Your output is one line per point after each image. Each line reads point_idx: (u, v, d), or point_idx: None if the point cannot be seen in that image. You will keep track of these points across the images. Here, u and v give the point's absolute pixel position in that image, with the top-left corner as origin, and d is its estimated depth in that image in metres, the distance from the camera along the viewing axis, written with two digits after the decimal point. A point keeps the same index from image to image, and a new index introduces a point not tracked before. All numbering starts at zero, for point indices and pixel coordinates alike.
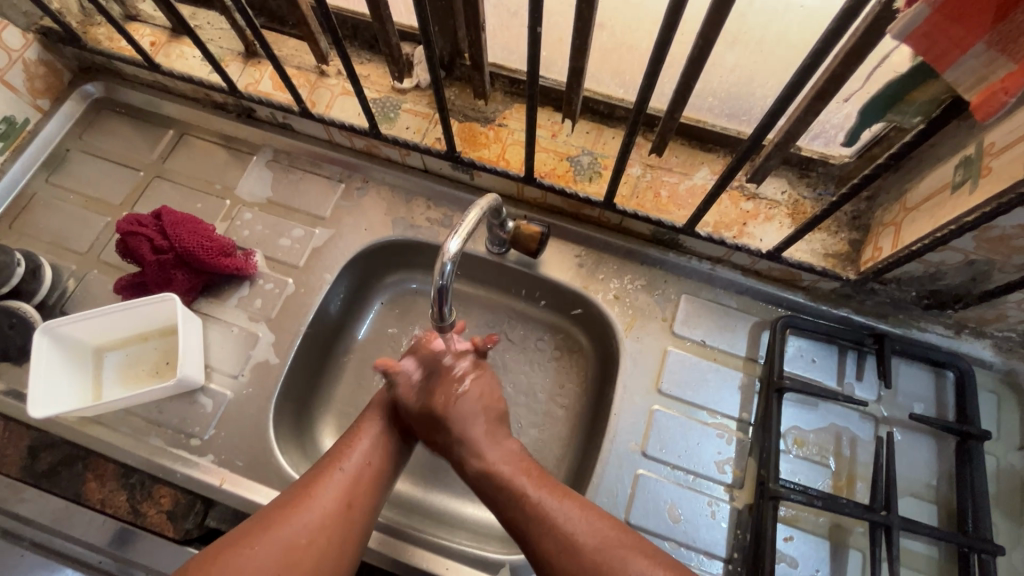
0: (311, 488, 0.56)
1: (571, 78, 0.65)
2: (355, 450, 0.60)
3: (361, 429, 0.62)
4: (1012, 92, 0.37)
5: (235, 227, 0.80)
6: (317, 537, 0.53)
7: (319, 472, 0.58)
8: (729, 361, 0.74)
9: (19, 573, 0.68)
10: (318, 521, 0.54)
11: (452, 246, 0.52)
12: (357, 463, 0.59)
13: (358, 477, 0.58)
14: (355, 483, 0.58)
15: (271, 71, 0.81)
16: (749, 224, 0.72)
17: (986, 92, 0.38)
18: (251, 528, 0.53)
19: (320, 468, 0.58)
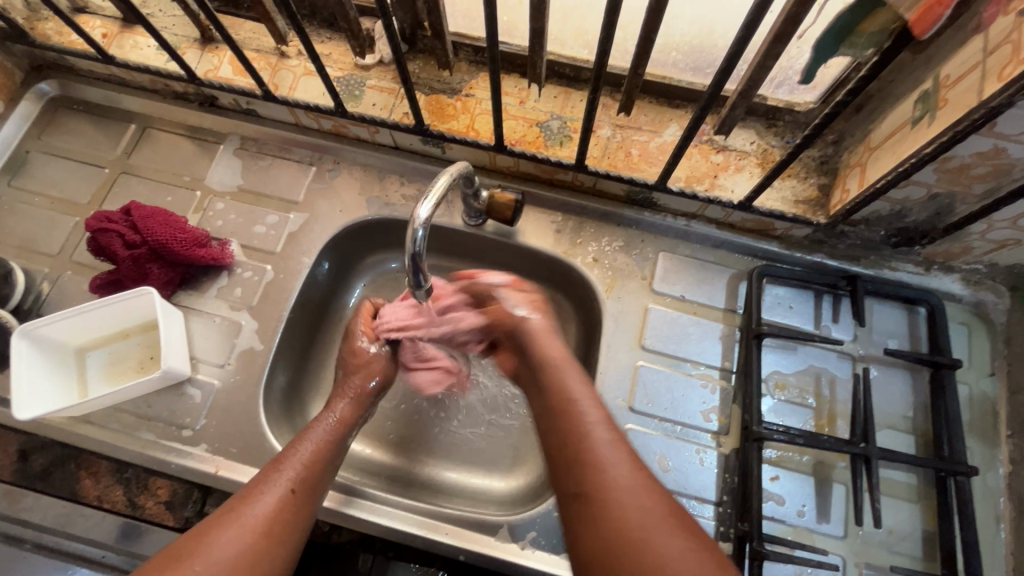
0: (258, 487, 0.55)
1: (533, 40, 0.64)
2: (313, 435, 0.62)
3: (306, 432, 0.62)
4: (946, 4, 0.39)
5: (207, 218, 0.79)
6: (275, 531, 0.52)
7: (266, 473, 0.57)
8: (709, 313, 0.75)
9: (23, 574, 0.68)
10: (277, 513, 0.53)
11: (422, 212, 0.53)
12: (311, 451, 0.60)
13: (315, 471, 0.59)
14: (311, 478, 0.58)
15: (229, 56, 0.80)
16: (720, 176, 0.73)
17: (923, 8, 0.40)
18: (210, 520, 0.51)
19: (267, 469, 0.57)
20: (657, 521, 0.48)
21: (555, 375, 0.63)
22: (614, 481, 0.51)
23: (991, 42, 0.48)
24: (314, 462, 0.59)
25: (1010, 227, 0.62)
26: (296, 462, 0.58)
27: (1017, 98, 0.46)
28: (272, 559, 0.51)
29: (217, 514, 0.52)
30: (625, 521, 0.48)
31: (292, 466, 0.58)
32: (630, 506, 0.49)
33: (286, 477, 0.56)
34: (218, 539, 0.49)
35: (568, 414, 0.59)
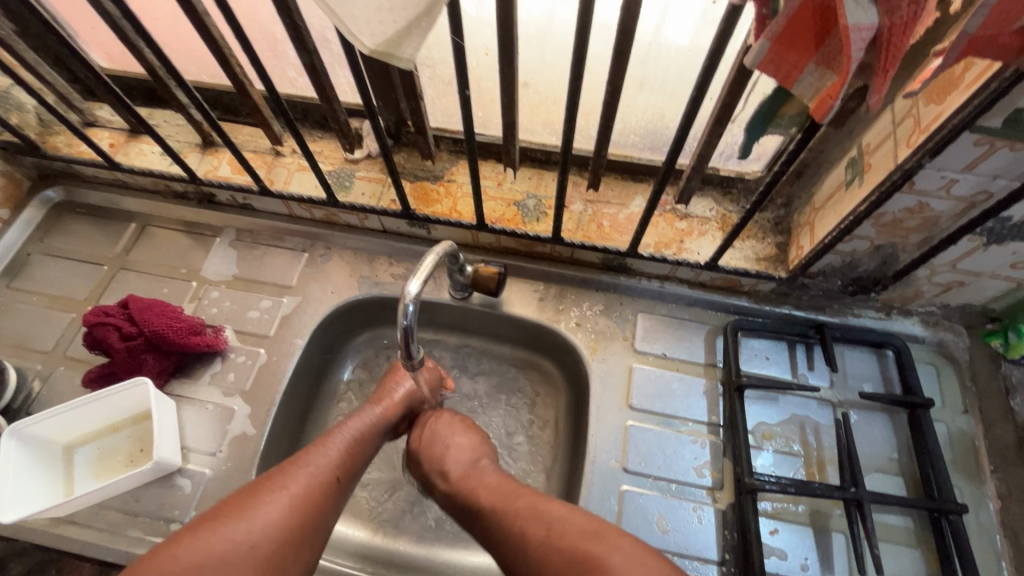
0: (288, 471, 0.54)
1: (507, 132, 0.72)
2: (349, 428, 0.62)
3: (344, 427, 0.62)
4: (836, 95, 0.38)
5: (202, 306, 0.82)
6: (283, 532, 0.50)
7: (297, 457, 0.56)
8: (690, 369, 0.78)
9: None
10: (310, 494, 0.53)
11: (412, 288, 0.56)
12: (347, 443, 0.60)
13: (347, 462, 0.58)
14: (345, 470, 0.58)
15: (228, 157, 0.86)
16: (686, 241, 0.79)
17: (820, 99, 0.40)
18: (245, 496, 0.51)
19: (301, 454, 0.57)
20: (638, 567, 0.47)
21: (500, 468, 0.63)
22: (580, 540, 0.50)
23: (897, 117, 0.56)
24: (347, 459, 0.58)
25: (951, 270, 0.68)
26: (333, 456, 0.58)
27: (925, 161, 0.53)
28: (280, 547, 0.49)
29: (249, 490, 0.52)
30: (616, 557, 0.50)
31: (326, 458, 0.57)
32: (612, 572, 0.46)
33: (318, 467, 0.56)
34: (249, 514, 0.50)
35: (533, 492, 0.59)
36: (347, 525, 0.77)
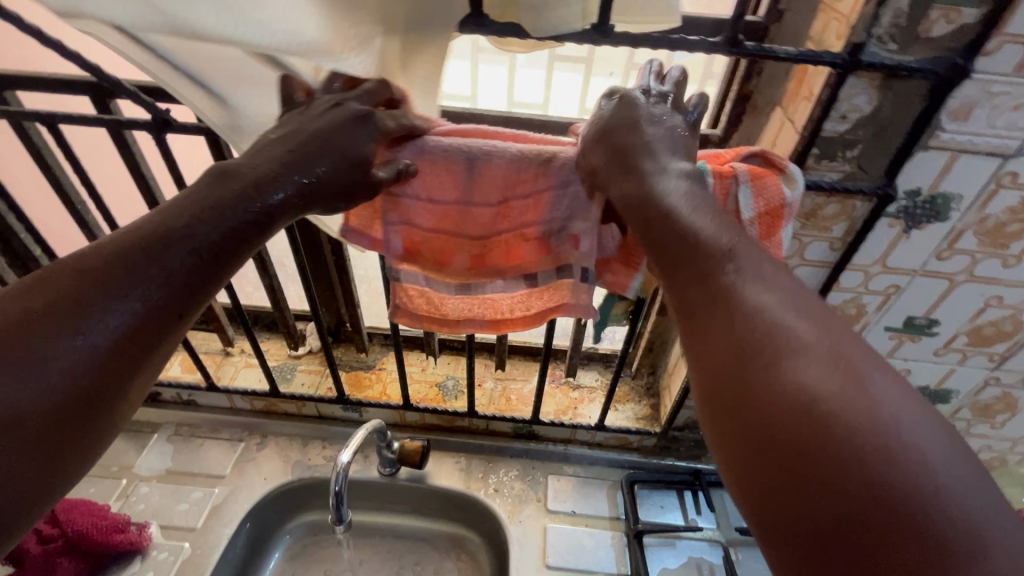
0: (118, 275, 0.36)
1: (426, 327, 0.91)
2: (216, 190, 0.41)
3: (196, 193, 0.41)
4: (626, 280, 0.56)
5: (129, 503, 0.85)
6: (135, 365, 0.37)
7: (127, 254, 0.37)
8: (598, 523, 0.88)
9: None
10: (180, 284, 0.38)
11: (344, 457, 0.65)
12: (216, 215, 0.40)
13: (233, 242, 0.41)
14: (193, 285, 0.39)
15: (180, 358, 0.98)
16: (579, 406, 0.96)
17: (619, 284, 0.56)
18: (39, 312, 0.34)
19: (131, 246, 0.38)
20: (849, 392, 0.31)
21: (652, 215, 0.43)
22: (763, 341, 0.34)
23: None
24: (206, 226, 0.40)
25: None
26: (185, 238, 0.39)
27: None
28: (132, 380, 0.37)
29: (49, 308, 0.34)
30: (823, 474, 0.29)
31: (183, 246, 0.39)
32: (816, 429, 0.30)
33: (166, 258, 0.38)
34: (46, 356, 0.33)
35: (717, 348, 0.36)
36: None
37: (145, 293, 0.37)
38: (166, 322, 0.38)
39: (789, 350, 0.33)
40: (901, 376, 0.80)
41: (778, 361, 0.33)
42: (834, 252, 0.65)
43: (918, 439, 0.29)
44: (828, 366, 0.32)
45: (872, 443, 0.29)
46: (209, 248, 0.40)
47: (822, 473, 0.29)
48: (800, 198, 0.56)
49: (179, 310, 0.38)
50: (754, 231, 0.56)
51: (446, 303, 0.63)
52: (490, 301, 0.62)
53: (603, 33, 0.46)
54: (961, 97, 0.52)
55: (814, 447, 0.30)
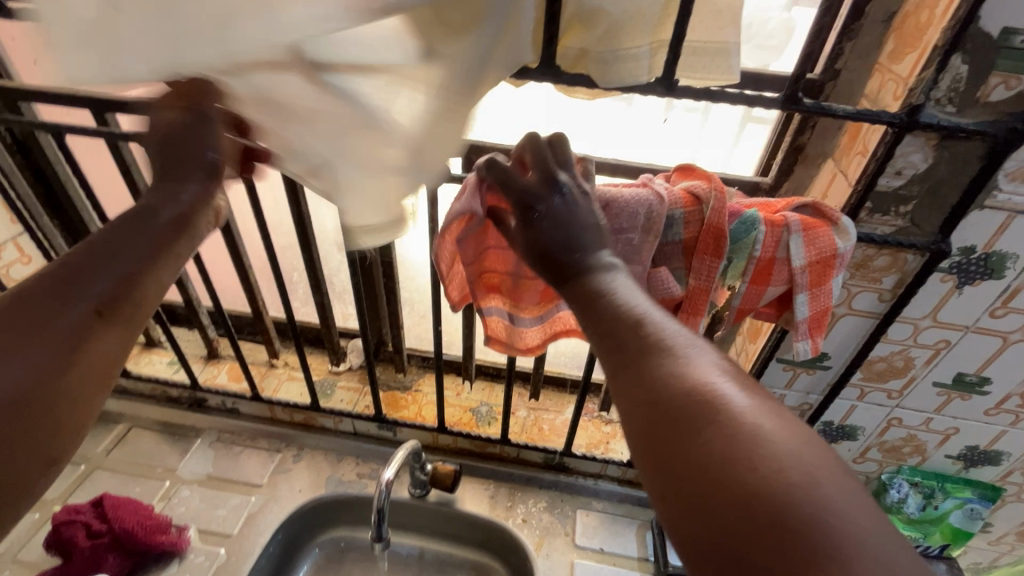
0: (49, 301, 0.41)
1: (466, 352, 0.93)
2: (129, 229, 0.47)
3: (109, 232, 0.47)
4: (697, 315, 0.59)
5: (171, 505, 0.88)
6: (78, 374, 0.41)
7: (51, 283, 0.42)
8: (626, 562, 0.87)
9: None
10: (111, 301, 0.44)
11: (387, 474, 0.67)
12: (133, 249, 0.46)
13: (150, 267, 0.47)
14: (127, 302, 0.45)
15: (228, 367, 1.02)
16: (611, 441, 0.96)
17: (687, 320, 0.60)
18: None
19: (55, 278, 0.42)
20: (744, 451, 0.32)
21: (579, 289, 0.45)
22: (668, 408, 0.35)
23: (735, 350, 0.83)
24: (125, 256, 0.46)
25: None
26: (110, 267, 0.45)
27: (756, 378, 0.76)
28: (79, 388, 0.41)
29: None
30: (723, 501, 0.30)
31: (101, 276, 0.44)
32: (725, 497, 0.31)
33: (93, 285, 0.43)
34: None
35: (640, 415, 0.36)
36: None
37: (76, 321, 0.42)
38: (91, 338, 0.42)
39: (693, 417, 0.34)
40: (948, 433, 0.78)
41: (688, 429, 0.34)
42: (882, 303, 0.65)
43: (804, 475, 0.31)
44: (728, 406, 0.34)
45: (780, 498, 0.30)
46: (133, 275, 0.46)
47: (716, 488, 0.31)
48: (851, 249, 0.57)
49: (114, 322, 0.44)
50: (805, 279, 0.57)
51: (523, 339, 0.65)
52: (562, 326, 0.64)
53: (670, 87, 0.50)
54: (1019, 160, 0.52)
55: (727, 514, 0.30)
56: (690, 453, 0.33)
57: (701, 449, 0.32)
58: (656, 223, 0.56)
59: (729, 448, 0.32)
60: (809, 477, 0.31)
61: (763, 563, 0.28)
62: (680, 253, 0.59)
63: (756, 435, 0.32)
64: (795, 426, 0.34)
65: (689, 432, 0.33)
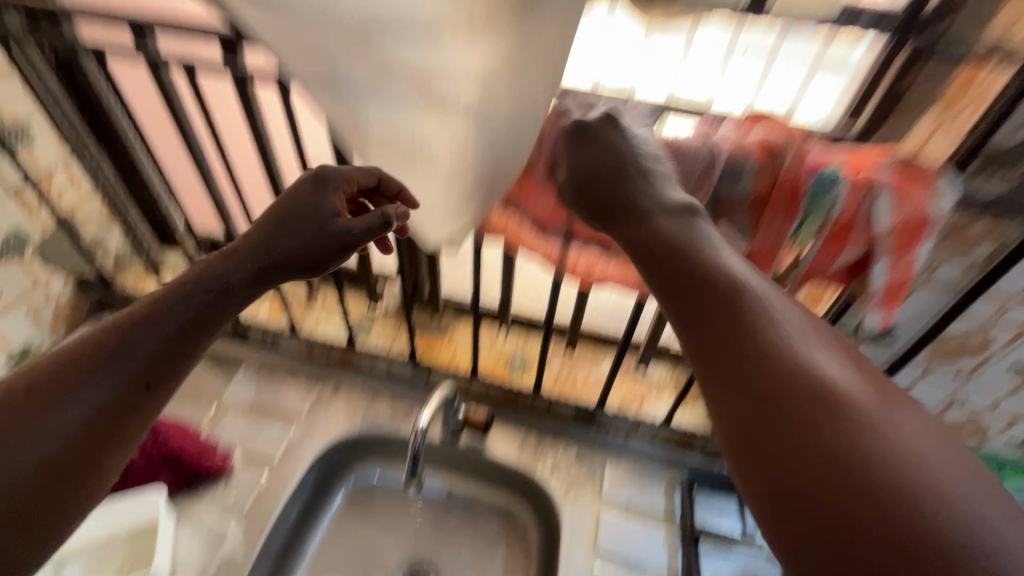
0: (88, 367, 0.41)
1: (503, 302, 0.91)
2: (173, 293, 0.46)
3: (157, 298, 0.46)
4: None
5: (216, 430, 0.92)
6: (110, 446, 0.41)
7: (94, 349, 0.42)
8: (652, 519, 0.88)
9: None
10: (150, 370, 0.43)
11: (422, 419, 0.67)
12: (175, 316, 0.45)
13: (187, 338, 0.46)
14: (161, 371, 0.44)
15: (269, 302, 1.05)
16: (644, 400, 0.96)
17: None
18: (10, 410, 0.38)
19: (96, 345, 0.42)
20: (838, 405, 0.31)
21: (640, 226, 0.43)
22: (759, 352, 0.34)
23: None
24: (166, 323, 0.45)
25: None
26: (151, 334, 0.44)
27: None
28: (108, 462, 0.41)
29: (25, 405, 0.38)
30: (813, 452, 0.30)
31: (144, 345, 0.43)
32: (821, 445, 0.30)
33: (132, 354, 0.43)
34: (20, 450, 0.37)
35: (722, 357, 0.35)
36: None
37: (111, 391, 0.41)
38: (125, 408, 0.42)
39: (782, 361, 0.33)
40: (1016, 419, 0.73)
41: (779, 375, 0.33)
42: (971, 274, 0.59)
43: (901, 438, 0.30)
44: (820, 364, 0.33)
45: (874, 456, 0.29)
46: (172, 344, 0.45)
47: (810, 440, 0.30)
48: (945, 213, 0.51)
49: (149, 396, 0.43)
50: (886, 245, 0.51)
51: (601, 276, 0.67)
52: None
53: None
54: None
55: (820, 464, 0.30)
56: (774, 395, 0.32)
57: (789, 391, 0.32)
58: (710, 176, 0.51)
59: (821, 399, 0.32)
60: (924, 451, 0.30)
61: (855, 515, 0.28)
62: (747, 208, 0.54)
63: (870, 413, 0.31)
64: (885, 393, 0.34)
65: (775, 378, 0.33)
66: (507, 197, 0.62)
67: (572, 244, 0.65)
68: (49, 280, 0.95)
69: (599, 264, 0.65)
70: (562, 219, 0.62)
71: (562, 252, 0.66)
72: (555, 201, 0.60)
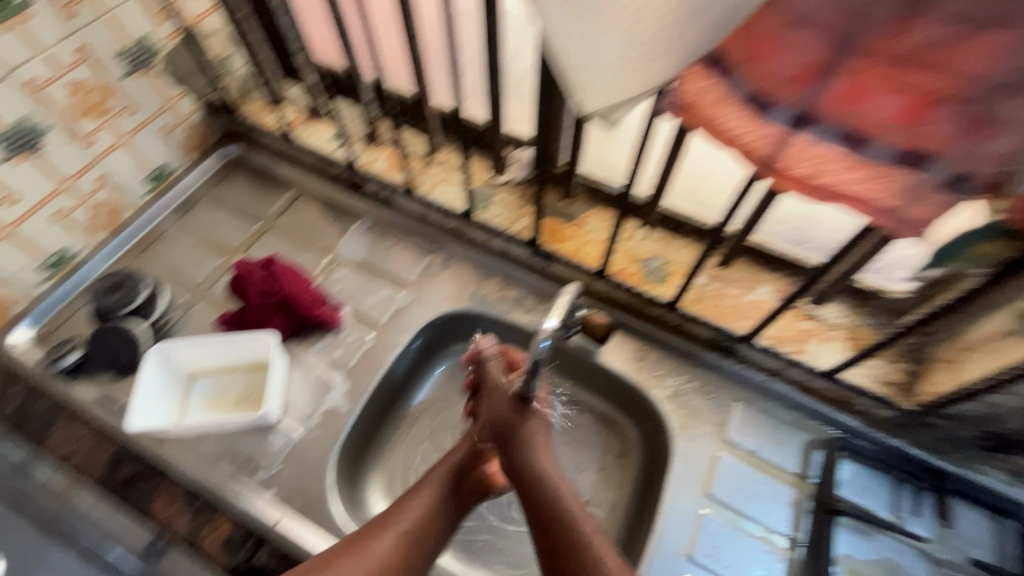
0: None
1: (655, 193, 0.74)
2: None
3: None
4: None
5: (329, 281, 0.90)
6: None
7: None
8: (781, 474, 0.75)
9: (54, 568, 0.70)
10: None
11: (549, 324, 0.56)
12: None
13: None
14: None
15: (387, 154, 0.95)
16: (807, 342, 0.79)
17: None
18: None
19: None
20: None
21: None
22: None
23: None
24: None
25: None
26: None
27: None
28: None
29: None
30: None
31: None
32: None
33: None
34: None
35: None
36: None
37: None
38: None
39: None
40: None
41: None
42: None
43: None
44: None
45: None
46: None
47: None
48: None
49: None
50: None
51: (831, 187, 0.46)
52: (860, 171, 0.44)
53: None
54: None
55: None
56: None
57: None
58: None
59: None
60: None
61: None
62: None
63: None
64: None
65: None
66: (714, 56, 0.43)
67: (798, 136, 0.44)
68: (181, 99, 0.91)
69: (837, 161, 0.44)
70: (803, 95, 0.41)
71: (774, 146, 0.46)
72: (793, 67, 0.40)
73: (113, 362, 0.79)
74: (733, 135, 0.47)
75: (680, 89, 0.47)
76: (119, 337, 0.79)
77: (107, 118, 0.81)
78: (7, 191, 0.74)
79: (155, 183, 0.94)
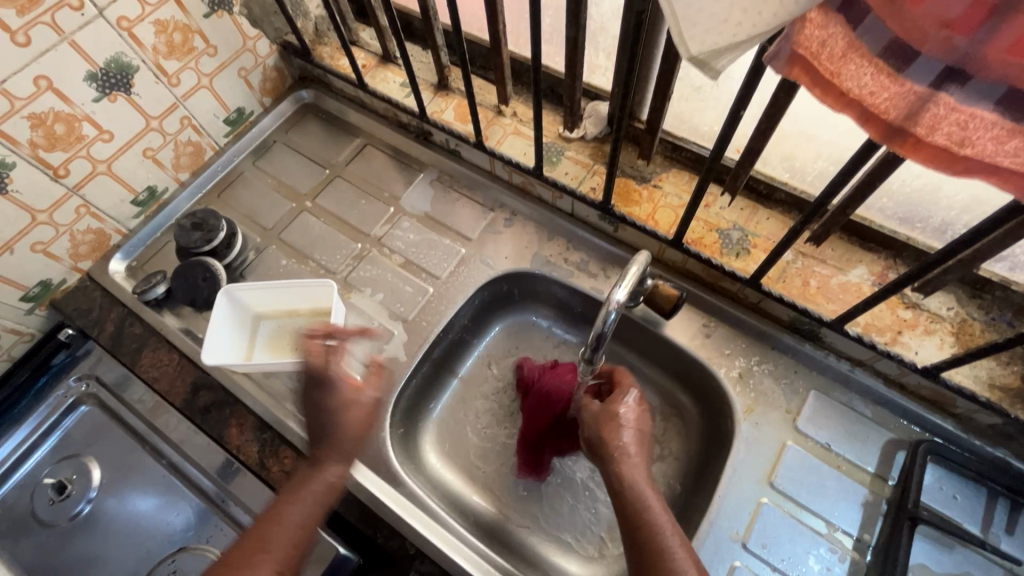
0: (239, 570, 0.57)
1: (745, 156, 0.67)
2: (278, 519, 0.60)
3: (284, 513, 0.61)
4: None
5: (393, 233, 0.90)
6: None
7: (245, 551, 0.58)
8: (855, 472, 0.70)
9: (145, 477, 0.78)
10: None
11: (618, 296, 0.55)
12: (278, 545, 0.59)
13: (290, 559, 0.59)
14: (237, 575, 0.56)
15: (456, 104, 0.91)
16: (904, 333, 0.69)
17: None
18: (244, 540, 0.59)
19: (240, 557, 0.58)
20: None
21: None
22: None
23: None
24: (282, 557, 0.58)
25: None
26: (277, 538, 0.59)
27: None
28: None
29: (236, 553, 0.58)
30: None
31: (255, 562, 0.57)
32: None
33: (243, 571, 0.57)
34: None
35: None
36: (450, 469, 0.82)
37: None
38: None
39: None
40: None
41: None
42: None
43: None
44: None
45: None
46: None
47: None
48: None
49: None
50: None
51: (983, 161, 0.38)
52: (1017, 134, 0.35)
53: None
54: None
55: None
56: None
57: None
58: None
59: None
60: None
61: None
62: None
63: None
64: None
65: None
66: None
67: (947, 93, 0.37)
68: (258, 41, 0.91)
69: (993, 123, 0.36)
70: (960, 48, 0.34)
71: (914, 106, 0.38)
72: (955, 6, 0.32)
73: (194, 297, 0.83)
74: (856, 94, 0.40)
75: (794, 40, 0.39)
76: (199, 273, 0.84)
77: (190, 59, 0.83)
78: (103, 129, 0.78)
79: (233, 126, 0.96)
